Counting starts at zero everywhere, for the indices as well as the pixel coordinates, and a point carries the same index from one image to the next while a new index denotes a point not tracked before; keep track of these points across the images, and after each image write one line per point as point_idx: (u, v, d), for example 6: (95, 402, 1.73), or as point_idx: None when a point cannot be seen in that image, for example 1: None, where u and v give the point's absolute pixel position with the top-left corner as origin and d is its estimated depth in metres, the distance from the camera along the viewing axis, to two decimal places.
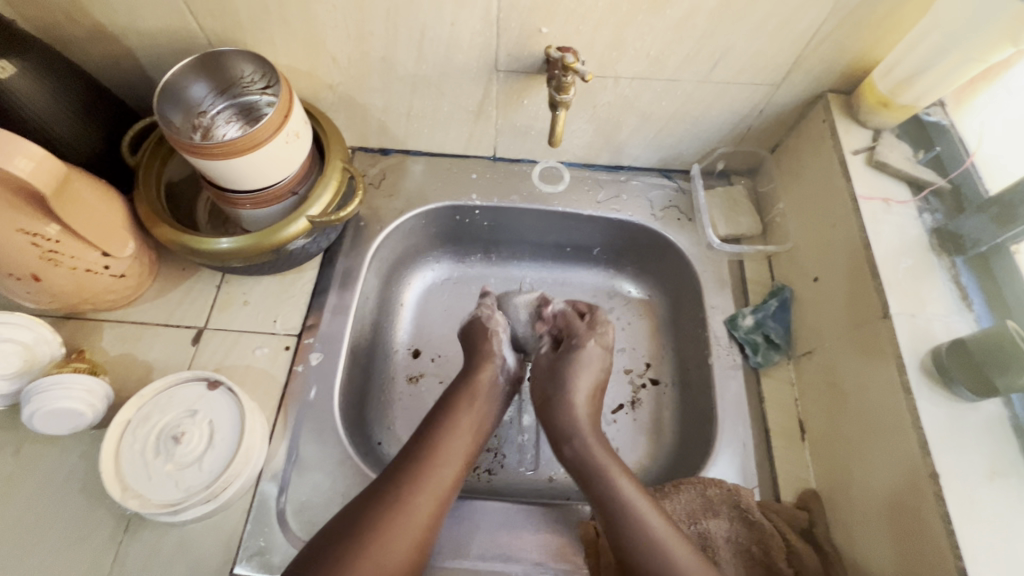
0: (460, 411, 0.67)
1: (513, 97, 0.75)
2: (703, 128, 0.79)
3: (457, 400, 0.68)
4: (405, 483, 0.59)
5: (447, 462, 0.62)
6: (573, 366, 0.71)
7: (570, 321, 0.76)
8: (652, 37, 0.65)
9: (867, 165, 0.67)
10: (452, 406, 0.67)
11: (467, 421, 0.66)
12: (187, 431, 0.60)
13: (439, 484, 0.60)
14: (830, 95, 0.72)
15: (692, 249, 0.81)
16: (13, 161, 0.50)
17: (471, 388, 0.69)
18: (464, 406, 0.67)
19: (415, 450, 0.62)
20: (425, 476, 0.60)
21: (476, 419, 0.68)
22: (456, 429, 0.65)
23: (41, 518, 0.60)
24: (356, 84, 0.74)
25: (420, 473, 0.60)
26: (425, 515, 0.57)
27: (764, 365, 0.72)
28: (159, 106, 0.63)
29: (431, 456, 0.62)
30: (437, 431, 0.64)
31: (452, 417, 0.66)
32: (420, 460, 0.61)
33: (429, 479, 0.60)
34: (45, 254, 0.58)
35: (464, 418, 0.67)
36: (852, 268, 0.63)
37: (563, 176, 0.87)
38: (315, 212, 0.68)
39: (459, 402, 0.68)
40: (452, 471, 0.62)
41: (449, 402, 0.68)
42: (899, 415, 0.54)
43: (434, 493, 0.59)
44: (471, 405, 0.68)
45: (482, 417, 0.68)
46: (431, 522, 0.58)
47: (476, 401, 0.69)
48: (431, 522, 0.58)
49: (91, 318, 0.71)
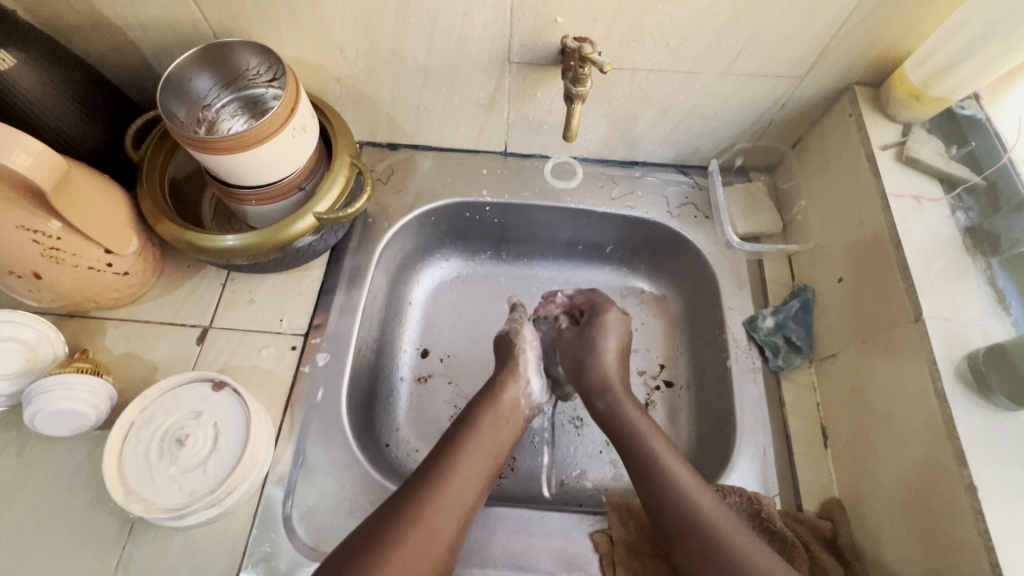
0: (483, 424, 0.65)
1: (526, 90, 0.72)
2: (722, 122, 0.76)
3: (481, 414, 0.66)
4: (425, 493, 0.57)
5: (470, 475, 0.60)
6: (599, 331, 0.74)
7: (589, 298, 0.78)
8: (672, 27, 0.62)
9: (896, 161, 0.64)
10: (476, 418, 0.66)
11: (491, 436, 0.65)
12: (192, 433, 0.59)
13: (462, 497, 0.58)
14: (857, 88, 0.69)
15: (709, 248, 0.79)
16: (11, 156, 0.48)
17: (496, 404, 0.68)
18: (488, 420, 0.66)
19: (436, 460, 0.61)
20: (448, 488, 0.58)
21: (500, 432, 0.66)
22: (478, 442, 0.63)
23: (44, 521, 0.59)
24: (364, 77, 0.72)
25: (443, 483, 0.58)
26: (448, 527, 0.56)
27: (784, 368, 0.70)
28: (163, 100, 0.62)
29: (454, 468, 0.60)
30: (459, 442, 0.63)
31: (474, 429, 0.64)
32: (441, 471, 0.59)
33: (451, 491, 0.58)
34: (46, 252, 0.57)
35: (487, 431, 0.65)
36: (880, 269, 0.61)
37: (576, 172, 0.85)
38: (322, 209, 0.66)
39: (482, 415, 0.66)
40: (476, 484, 0.60)
41: (472, 414, 0.66)
42: (933, 426, 0.52)
43: (457, 505, 0.58)
44: (495, 419, 0.66)
45: (507, 432, 0.67)
46: (454, 535, 0.56)
47: (501, 416, 0.67)
48: (452, 534, 0.56)
49: (94, 316, 0.70)
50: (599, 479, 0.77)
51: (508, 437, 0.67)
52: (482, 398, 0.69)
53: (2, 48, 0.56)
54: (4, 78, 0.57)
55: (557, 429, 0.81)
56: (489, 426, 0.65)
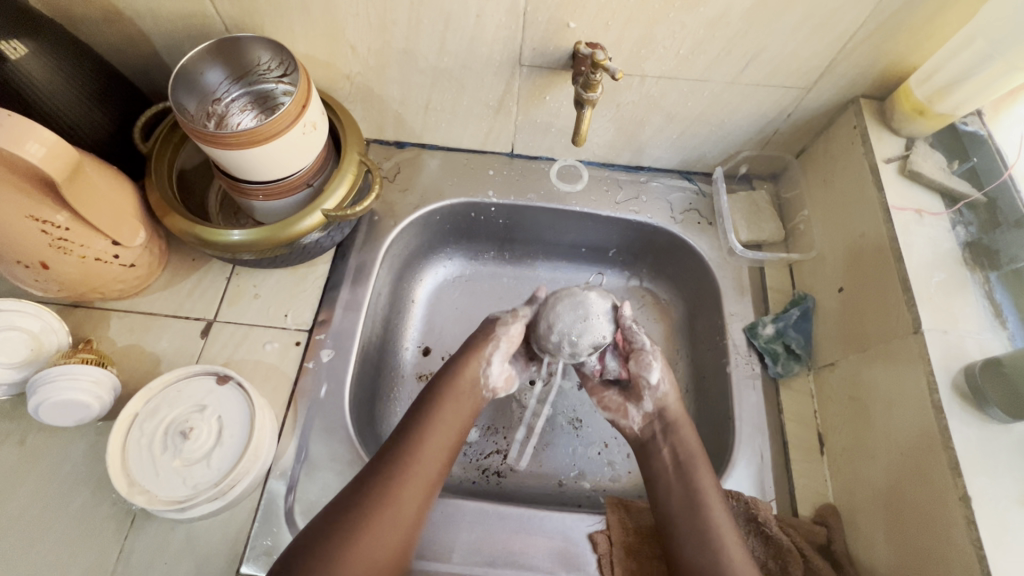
0: (438, 407, 0.64)
1: (535, 93, 0.73)
2: (728, 130, 0.77)
3: (439, 399, 0.65)
4: (387, 479, 0.57)
5: (428, 463, 0.60)
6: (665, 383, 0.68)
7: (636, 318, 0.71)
8: (683, 35, 0.63)
9: (899, 175, 0.65)
10: (432, 399, 0.65)
11: (447, 418, 0.64)
12: (196, 426, 0.59)
13: (418, 482, 0.59)
14: (863, 101, 0.70)
15: (712, 254, 0.79)
16: (25, 147, 0.48)
17: (453, 385, 0.66)
18: (447, 400, 0.65)
19: (393, 447, 0.60)
20: (404, 473, 0.58)
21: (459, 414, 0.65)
22: (432, 426, 0.62)
23: (46, 510, 0.59)
24: (374, 75, 0.72)
25: (400, 467, 0.58)
26: (406, 510, 0.57)
27: (783, 376, 0.71)
28: (174, 93, 0.62)
29: (411, 452, 0.60)
30: (416, 425, 0.62)
31: (429, 413, 0.63)
32: (400, 455, 0.59)
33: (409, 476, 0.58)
34: (54, 242, 0.57)
35: (443, 414, 0.64)
36: (880, 282, 0.62)
37: (582, 176, 0.85)
38: (330, 206, 0.66)
39: (438, 394, 0.65)
40: (432, 470, 0.60)
41: (428, 397, 0.65)
42: (929, 436, 0.53)
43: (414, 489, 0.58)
44: (453, 398, 0.65)
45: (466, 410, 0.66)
46: (417, 514, 0.58)
47: (461, 395, 0.66)
48: (414, 516, 0.57)
49: (98, 307, 0.70)
50: (597, 479, 0.78)
51: (467, 415, 0.66)
52: (440, 378, 0.67)
53: (14, 36, 0.56)
54: (14, 67, 0.57)
55: (556, 429, 0.82)
56: (445, 408, 0.64)
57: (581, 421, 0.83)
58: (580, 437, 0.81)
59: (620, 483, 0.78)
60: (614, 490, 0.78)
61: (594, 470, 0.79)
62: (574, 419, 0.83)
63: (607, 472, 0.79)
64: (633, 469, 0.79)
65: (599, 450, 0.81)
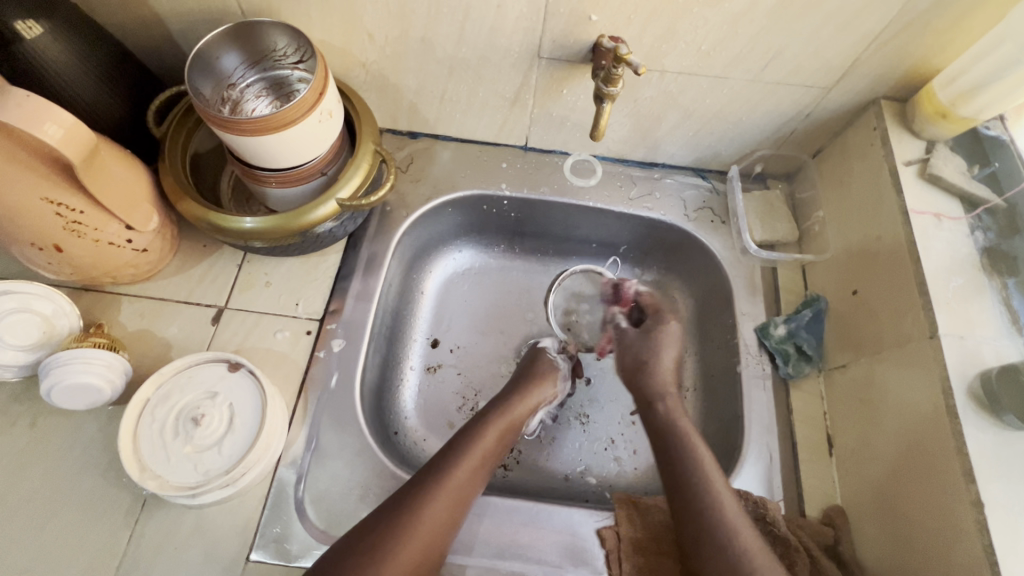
0: (490, 427, 0.65)
1: (552, 86, 0.72)
2: (745, 128, 0.76)
3: (479, 427, 0.64)
4: (429, 494, 0.57)
5: (472, 481, 0.60)
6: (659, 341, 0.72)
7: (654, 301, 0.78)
8: (705, 30, 0.62)
9: (919, 178, 0.65)
10: (484, 421, 0.65)
11: (497, 441, 0.64)
12: (207, 413, 0.59)
13: (459, 501, 0.58)
14: (883, 102, 0.69)
15: (724, 253, 0.79)
16: (43, 129, 0.47)
17: (510, 409, 0.68)
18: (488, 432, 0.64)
19: (438, 462, 0.60)
20: (446, 490, 0.58)
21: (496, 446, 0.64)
22: (483, 446, 0.62)
23: (57, 492, 0.59)
24: (390, 64, 0.71)
25: (444, 483, 0.58)
26: (438, 530, 0.56)
27: (794, 377, 0.71)
28: (190, 76, 0.61)
29: (448, 476, 0.58)
30: (467, 441, 0.62)
31: (481, 433, 0.64)
32: (446, 471, 0.59)
33: (451, 493, 0.58)
34: (67, 225, 0.57)
35: (495, 437, 0.64)
36: (894, 286, 0.62)
37: (595, 171, 0.84)
38: (344, 195, 0.66)
39: (492, 418, 0.66)
40: (473, 490, 0.60)
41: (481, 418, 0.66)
42: (942, 441, 0.53)
43: (452, 509, 0.57)
44: (506, 422, 0.66)
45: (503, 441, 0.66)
46: (438, 546, 0.56)
47: (507, 431, 0.66)
48: (444, 538, 0.56)
49: (109, 291, 0.69)
50: (602, 475, 0.78)
51: (509, 441, 0.67)
52: (495, 403, 0.68)
53: (30, 15, 0.56)
54: (29, 47, 0.56)
55: (564, 424, 0.82)
56: (496, 431, 0.65)
57: (588, 416, 0.83)
58: (587, 433, 0.82)
59: (626, 479, 0.78)
60: (620, 486, 0.77)
61: (600, 466, 0.79)
62: (581, 415, 0.83)
63: (613, 468, 0.79)
64: (639, 465, 0.79)
65: (605, 446, 0.81)
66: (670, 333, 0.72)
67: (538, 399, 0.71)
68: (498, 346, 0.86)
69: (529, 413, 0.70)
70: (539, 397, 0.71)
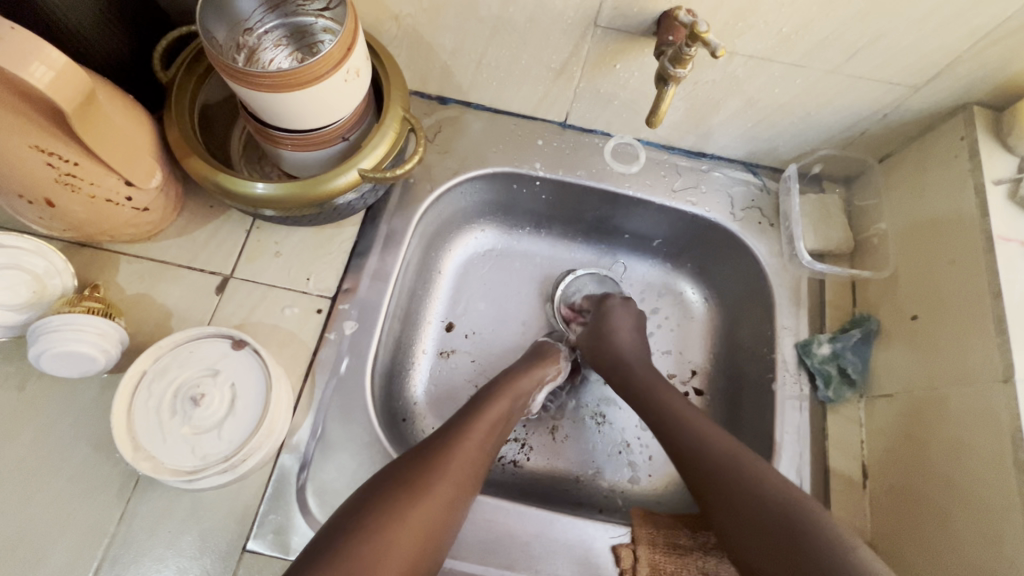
0: (493, 403, 0.64)
1: (605, 58, 0.64)
2: (812, 124, 0.69)
3: (487, 399, 0.64)
4: (443, 453, 0.56)
5: (478, 454, 0.59)
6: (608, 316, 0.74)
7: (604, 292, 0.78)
8: (792, 10, 0.54)
9: (1008, 200, 0.59)
10: (487, 397, 0.64)
11: (499, 416, 0.63)
12: (207, 393, 0.55)
13: (465, 474, 0.56)
14: (976, 108, 0.63)
15: (771, 259, 0.73)
16: (29, 70, 0.40)
17: (518, 380, 0.67)
18: (497, 404, 0.64)
19: (442, 435, 0.59)
20: (455, 453, 0.57)
21: (505, 421, 0.64)
22: (485, 419, 0.62)
23: (45, 464, 0.56)
24: (426, 19, 0.63)
25: (450, 454, 0.56)
26: (447, 504, 0.54)
27: (833, 401, 0.66)
28: (202, 18, 0.54)
29: (459, 444, 0.58)
30: (469, 416, 0.61)
31: (484, 408, 0.63)
32: (452, 443, 0.58)
33: (459, 463, 0.56)
34: (61, 177, 0.51)
35: (498, 412, 0.63)
36: (968, 320, 0.57)
37: (638, 156, 0.77)
38: (367, 165, 0.59)
39: (503, 387, 0.66)
40: (479, 464, 0.58)
41: (487, 392, 0.66)
42: (1004, 495, 0.50)
43: (461, 479, 0.56)
44: (515, 395, 0.66)
45: (511, 417, 0.65)
46: (449, 514, 0.54)
47: (513, 405, 0.66)
48: (455, 509, 0.54)
49: (106, 249, 0.64)
50: (615, 480, 0.75)
51: (512, 420, 0.66)
52: (497, 381, 0.67)
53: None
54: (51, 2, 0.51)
55: (579, 423, 0.78)
56: (505, 402, 0.65)
57: (604, 416, 0.79)
58: (603, 434, 0.77)
59: (639, 486, 0.74)
60: (633, 493, 0.74)
61: (613, 470, 0.75)
62: (597, 415, 0.79)
63: (626, 473, 0.75)
64: (654, 472, 0.75)
65: (621, 449, 0.77)
66: (621, 307, 0.75)
67: (541, 377, 0.70)
68: (516, 335, 0.81)
69: (533, 391, 0.69)
70: (541, 376, 0.70)
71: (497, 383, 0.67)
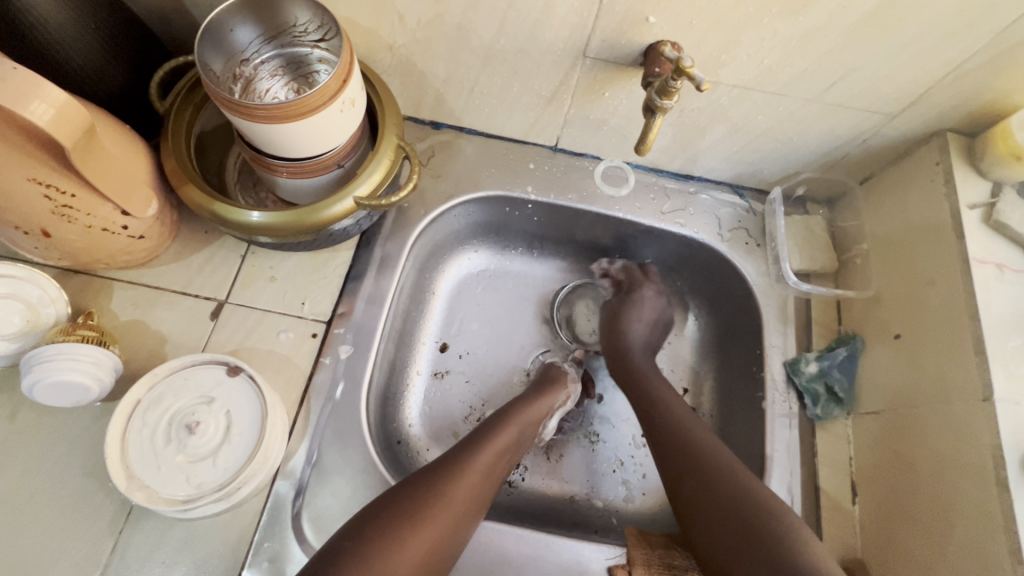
0: (502, 430, 0.64)
1: (595, 87, 0.66)
2: (794, 149, 0.71)
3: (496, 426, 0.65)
4: (446, 481, 0.56)
5: (482, 482, 0.59)
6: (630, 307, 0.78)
7: (631, 274, 0.82)
8: (771, 44, 0.56)
9: (983, 223, 0.62)
10: (496, 424, 0.65)
11: (507, 444, 0.64)
12: (203, 420, 0.55)
13: (469, 499, 0.57)
14: (950, 134, 0.66)
15: (758, 279, 0.74)
16: (29, 108, 0.41)
17: (527, 410, 0.68)
18: (504, 432, 0.64)
19: (448, 460, 0.59)
20: (461, 481, 0.57)
21: (513, 446, 0.65)
22: (492, 447, 0.62)
23: (36, 495, 0.55)
24: (420, 49, 0.65)
25: (455, 481, 0.57)
26: (446, 532, 0.54)
27: (821, 418, 0.68)
28: (199, 51, 0.55)
29: (464, 471, 0.58)
30: (476, 442, 0.62)
31: (492, 434, 0.63)
32: (457, 470, 0.58)
33: (462, 492, 0.57)
34: (57, 209, 0.51)
35: (505, 441, 0.64)
36: (948, 338, 0.59)
37: (628, 179, 0.79)
38: (362, 192, 0.60)
39: (511, 416, 0.66)
40: (482, 492, 0.59)
41: (496, 419, 0.66)
42: (984, 512, 0.51)
43: (463, 508, 0.56)
44: (522, 424, 0.66)
45: (519, 445, 0.66)
46: (447, 542, 0.54)
47: (520, 434, 0.66)
48: (455, 537, 0.55)
49: (100, 276, 0.64)
50: (610, 498, 0.75)
51: (520, 447, 0.66)
52: (507, 408, 0.68)
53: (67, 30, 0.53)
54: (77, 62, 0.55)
55: (572, 442, 0.78)
56: (511, 430, 0.65)
57: (598, 435, 0.79)
58: (596, 452, 0.78)
59: (634, 505, 0.75)
60: (627, 511, 0.74)
61: (608, 489, 0.76)
62: (591, 433, 0.79)
63: (620, 491, 0.76)
64: (648, 491, 0.76)
65: (615, 467, 0.77)
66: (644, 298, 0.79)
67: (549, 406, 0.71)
68: (510, 355, 0.82)
69: (541, 420, 0.70)
70: (551, 404, 0.71)
71: (507, 410, 0.68)
